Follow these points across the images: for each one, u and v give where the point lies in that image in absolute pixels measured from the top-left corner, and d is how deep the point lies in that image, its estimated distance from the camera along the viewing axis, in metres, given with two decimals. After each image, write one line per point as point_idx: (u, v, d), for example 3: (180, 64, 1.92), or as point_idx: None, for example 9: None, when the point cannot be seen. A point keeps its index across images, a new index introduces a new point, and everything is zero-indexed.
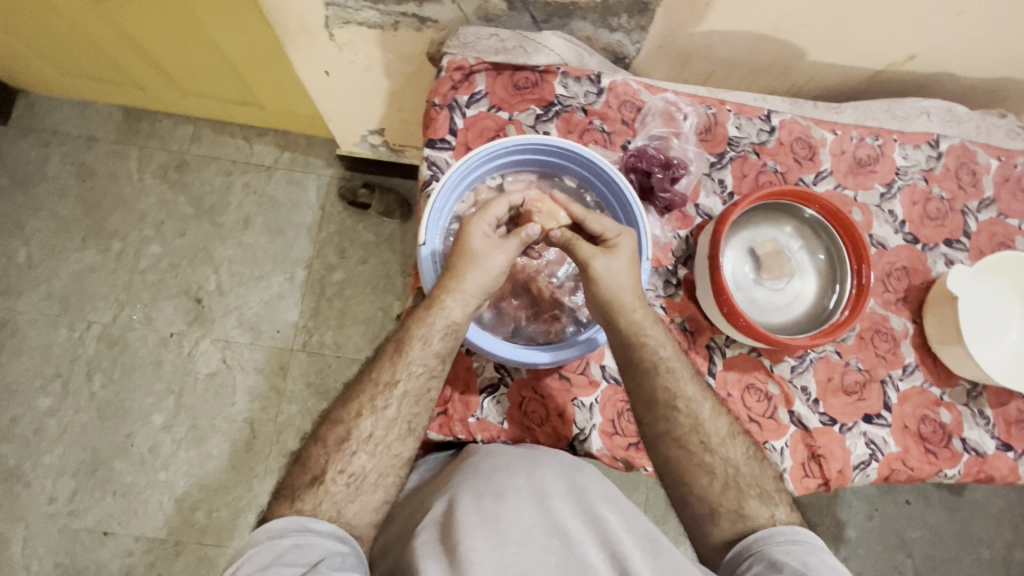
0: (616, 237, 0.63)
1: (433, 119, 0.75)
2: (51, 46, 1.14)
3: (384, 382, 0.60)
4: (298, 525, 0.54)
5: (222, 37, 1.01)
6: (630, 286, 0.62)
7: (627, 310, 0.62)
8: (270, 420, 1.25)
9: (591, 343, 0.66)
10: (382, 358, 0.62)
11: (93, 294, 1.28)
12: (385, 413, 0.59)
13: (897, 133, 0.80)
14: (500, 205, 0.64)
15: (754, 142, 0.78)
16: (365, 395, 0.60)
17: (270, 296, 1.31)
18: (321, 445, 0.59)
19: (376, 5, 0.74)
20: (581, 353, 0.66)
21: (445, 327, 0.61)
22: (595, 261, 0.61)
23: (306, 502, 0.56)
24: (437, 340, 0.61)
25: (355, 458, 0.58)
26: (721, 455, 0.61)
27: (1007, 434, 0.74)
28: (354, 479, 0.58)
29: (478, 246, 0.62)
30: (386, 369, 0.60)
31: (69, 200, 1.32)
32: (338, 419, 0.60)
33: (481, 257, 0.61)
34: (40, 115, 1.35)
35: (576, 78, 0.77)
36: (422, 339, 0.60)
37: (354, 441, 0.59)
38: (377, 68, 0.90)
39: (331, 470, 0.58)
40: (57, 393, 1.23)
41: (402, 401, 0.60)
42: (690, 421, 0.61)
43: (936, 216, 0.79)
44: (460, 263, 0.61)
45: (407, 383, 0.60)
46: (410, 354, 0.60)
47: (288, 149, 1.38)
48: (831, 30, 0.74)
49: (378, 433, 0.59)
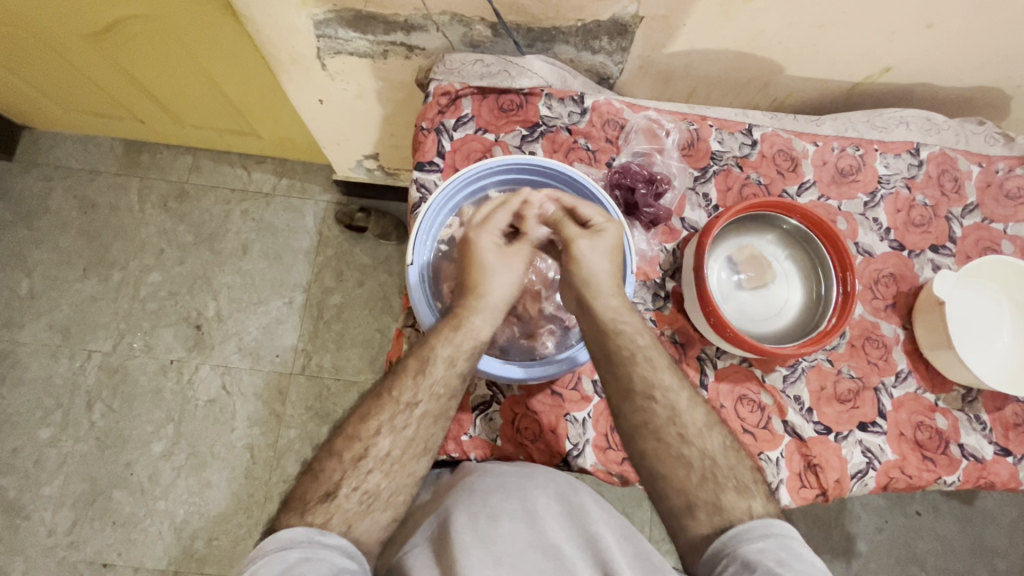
0: (604, 224, 0.66)
1: (421, 142, 0.77)
2: (53, 82, 1.17)
3: (406, 401, 0.60)
4: (309, 537, 0.53)
5: (217, 70, 1.04)
6: (609, 270, 0.64)
7: (603, 296, 0.64)
8: (270, 445, 1.24)
9: (584, 355, 0.67)
10: (403, 376, 0.61)
11: (94, 324, 1.30)
12: (394, 423, 0.60)
13: (877, 143, 0.81)
14: (500, 215, 0.66)
15: (737, 155, 0.80)
16: (374, 406, 0.60)
17: (268, 321, 1.32)
18: (337, 459, 0.59)
19: (366, 35, 0.77)
20: (568, 368, 0.66)
21: (473, 348, 0.62)
22: (579, 241, 0.65)
23: (317, 516, 0.55)
24: (462, 362, 0.61)
25: (370, 476, 0.58)
26: (725, 459, 0.61)
27: (1005, 439, 0.73)
28: (368, 498, 0.57)
29: (490, 257, 0.64)
30: (408, 387, 0.60)
31: (71, 232, 1.35)
32: (355, 434, 0.59)
33: (497, 271, 0.64)
34: (43, 150, 1.39)
35: (560, 99, 0.79)
36: (447, 360, 0.60)
37: (371, 460, 0.58)
38: (369, 96, 0.93)
39: (344, 486, 0.57)
40: (57, 423, 1.24)
41: (412, 415, 0.60)
42: (667, 412, 0.61)
43: (921, 222, 0.79)
44: (477, 276, 0.63)
45: (428, 403, 0.60)
46: (434, 374, 0.60)
47: (286, 175, 1.41)
48: (806, 46, 0.76)
49: (395, 453, 0.59)
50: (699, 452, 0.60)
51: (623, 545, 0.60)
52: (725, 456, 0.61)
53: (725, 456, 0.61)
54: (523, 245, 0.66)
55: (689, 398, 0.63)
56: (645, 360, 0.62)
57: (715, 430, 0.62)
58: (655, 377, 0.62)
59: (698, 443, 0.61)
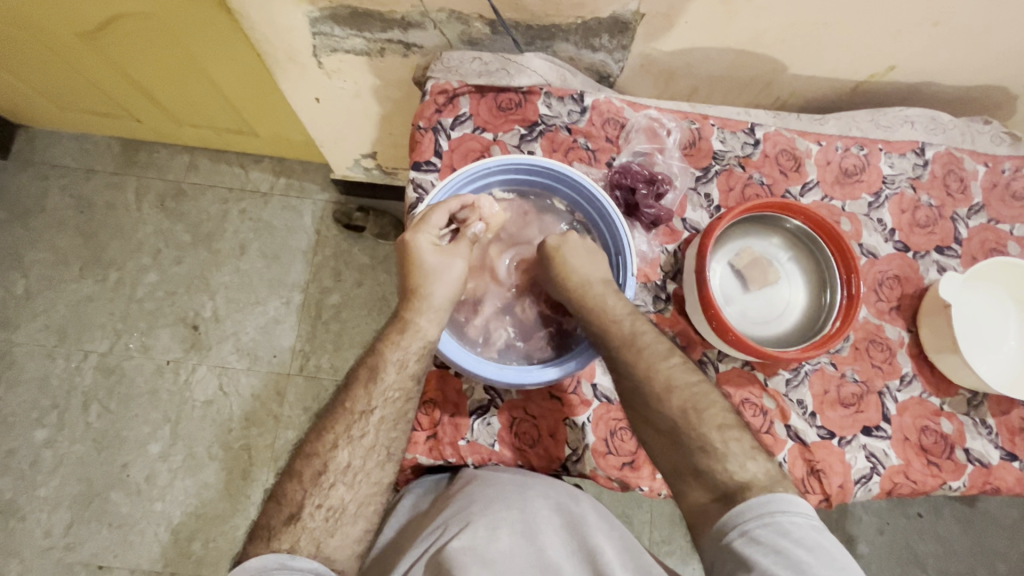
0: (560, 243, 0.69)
1: (418, 142, 0.76)
2: (47, 80, 1.16)
3: (360, 410, 0.60)
4: (277, 563, 0.52)
5: (213, 67, 1.02)
6: (598, 278, 0.67)
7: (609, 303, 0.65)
8: (267, 446, 1.23)
9: (583, 358, 0.66)
10: (354, 387, 0.61)
11: (91, 324, 1.29)
12: (363, 442, 0.59)
13: (882, 142, 0.80)
14: (438, 215, 0.64)
15: (739, 155, 0.79)
16: (339, 426, 0.59)
17: (266, 321, 1.31)
18: (297, 480, 0.58)
19: (362, 33, 0.76)
20: (572, 370, 0.65)
21: (421, 348, 0.62)
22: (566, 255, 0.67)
23: (283, 541, 0.54)
24: (411, 364, 0.61)
25: (333, 491, 0.58)
26: None
27: (1011, 443, 0.72)
28: (333, 513, 0.57)
29: (432, 260, 0.63)
30: (361, 397, 0.60)
31: (68, 231, 1.34)
32: (313, 451, 0.59)
33: (438, 271, 0.63)
34: (39, 149, 1.38)
35: (560, 98, 0.78)
36: (397, 362, 0.61)
37: (331, 473, 0.58)
38: (367, 95, 0.92)
39: (309, 506, 0.57)
40: (53, 423, 1.23)
41: (379, 428, 0.60)
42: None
43: (925, 223, 0.78)
44: (419, 278, 0.63)
45: (383, 409, 0.60)
46: (385, 379, 0.60)
47: (284, 174, 1.40)
48: (810, 44, 0.75)
49: (355, 463, 0.59)
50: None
51: (624, 559, 0.59)
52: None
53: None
54: (463, 244, 0.66)
55: None
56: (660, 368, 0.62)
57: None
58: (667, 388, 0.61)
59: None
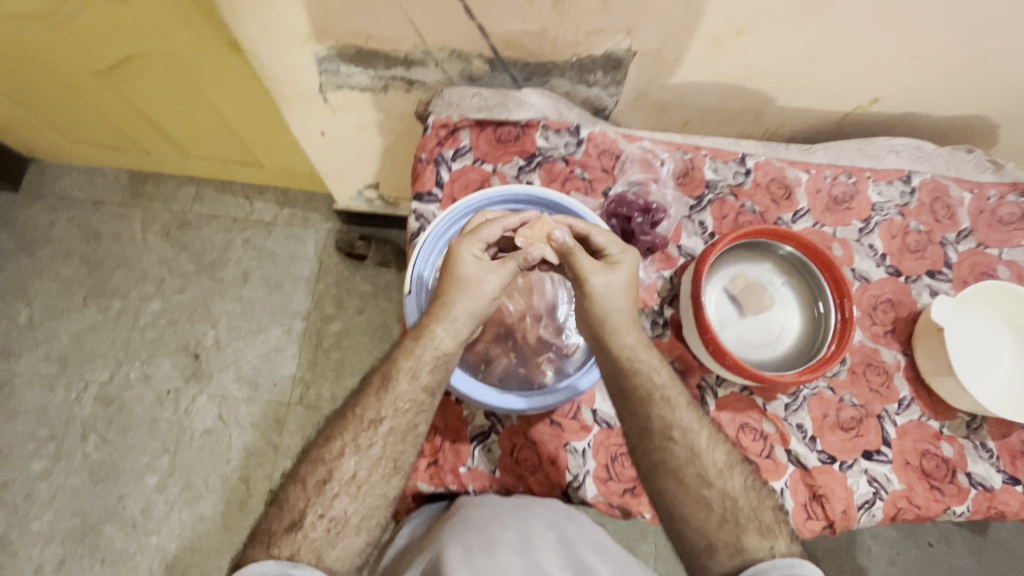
0: (619, 254, 0.64)
1: (420, 173, 0.79)
2: (61, 115, 1.19)
3: (369, 419, 0.60)
4: (280, 571, 0.53)
5: (222, 103, 1.06)
6: (625, 308, 0.63)
7: (620, 332, 0.62)
8: (266, 477, 1.22)
9: (570, 391, 0.67)
10: (366, 394, 0.61)
11: (92, 353, 1.29)
12: (369, 452, 0.59)
13: (869, 171, 0.82)
14: (490, 228, 0.63)
15: (731, 184, 0.81)
16: (347, 434, 0.60)
17: (267, 349, 1.31)
18: (302, 486, 0.59)
19: (368, 70, 0.80)
20: (562, 400, 0.66)
21: (435, 359, 0.60)
22: (593, 276, 0.62)
23: (284, 548, 0.56)
24: (424, 374, 0.60)
25: (336, 502, 0.58)
26: (720, 489, 0.60)
27: (1013, 467, 0.72)
28: (335, 525, 0.58)
29: (470, 269, 0.61)
30: (372, 406, 0.60)
31: (73, 261, 1.36)
32: (319, 458, 0.60)
33: (473, 282, 0.61)
34: (49, 181, 1.41)
35: (557, 131, 0.81)
36: (409, 373, 0.60)
37: (336, 483, 0.58)
38: (370, 128, 0.95)
39: (311, 515, 0.57)
40: (50, 454, 1.22)
41: (387, 439, 0.60)
42: (687, 453, 0.61)
43: (916, 248, 0.80)
44: (451, 289, 0.61)
45: (393, 420, 0.60)
46: (396, 388, 0.60)
47: (287, 205, 1.43)
48: (796, 78, 0.78)
49: (361, 474, 0.59)
50: (721, 494, 0.60)
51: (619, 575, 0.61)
52: (747, 498, 0.60)
53: (746, 496, 0.60)
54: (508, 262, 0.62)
55: (710, 438, 0.62)
56: (663, 400, 0.62)
57: (735, 470, 0.62)
58: (674, 416, 0.62)
59: (719, 484, 0.60)
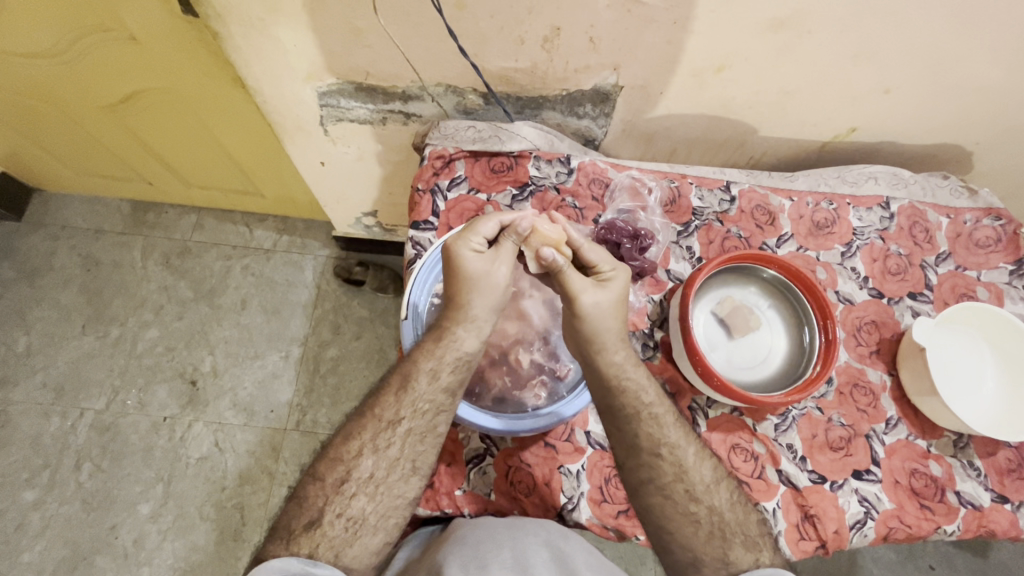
0: (610, 271, 0.65)
1: (417, 203, 0.82)
2: (66, 147, 1.23)
3: (388, 419, 0.62)
4: (302, 567, 0.53)
5: (225, 135, 1.10)
6: (615, 328, 0.64)
7: (610, 351, 0.63)
8: (261, 505, 1.21)
9: (551, 419, 0.68)
10: (386, 394, 0.63)
11: (89, 381, 1.30)
12: (388, 453, 0.61)
13: (849, 197, 0.86)
14: (488, 224, 0.64)
15: (717, 211, 0.84)
16: (367, 434, 0.61)
17: (264, 375, 1.32)
18: (320, 485, 0.60)
19: (367, 104, 0.83)
20: (542, 426, 0.67)
21: (456, 360, 0.63)
22: (583, 295, 0.62)
23: (302, 545, 0.56)
24: (445, 375, 0.63)
25: (354, 502, 0.59)
26: (706, 505, 0.62)
27: (1001, 485, 0.73)
28: (353, 524, 0.59)
29: (479, 265, 0.62)
30: (391, 405, 0.62)
31: (73, 289, 1.37)
32: (338, 457, 0.61)
33: (483, 278, 0.63)
34: (51, 211, 1.44)
35: (548, 161, 0.84)
36: (430, 373, 0.62)
37: (353, 483, 0.60)
38: (369, 158, 0.98)
39: (329, 514, 0.58)
40: (43, 484, 1.21)
41: (405, 440, 0.62)
42: (674, 469, 0.62)
43: (896, 271, 0.82)
44: (463, 287, 0.62)
45: (411, 421, 0.62)
46: (416, 390, 0.62)
47: (286, 232, 1.45)
48: (774, 110, 0.82)
49: (379, 475, 0.60)
50: (708, 510, 0.61)
51: None
52: (733, 511, 0.62)
53: (732, 511, 0.62)
54: (506, 248, 0.64)
55: (696, 455, 0.64)
56: (650, 418, 0.63)
57: (720, 485, 0.63)
58: (661, 436, 0.63)
59: (706, 500, 0.62)
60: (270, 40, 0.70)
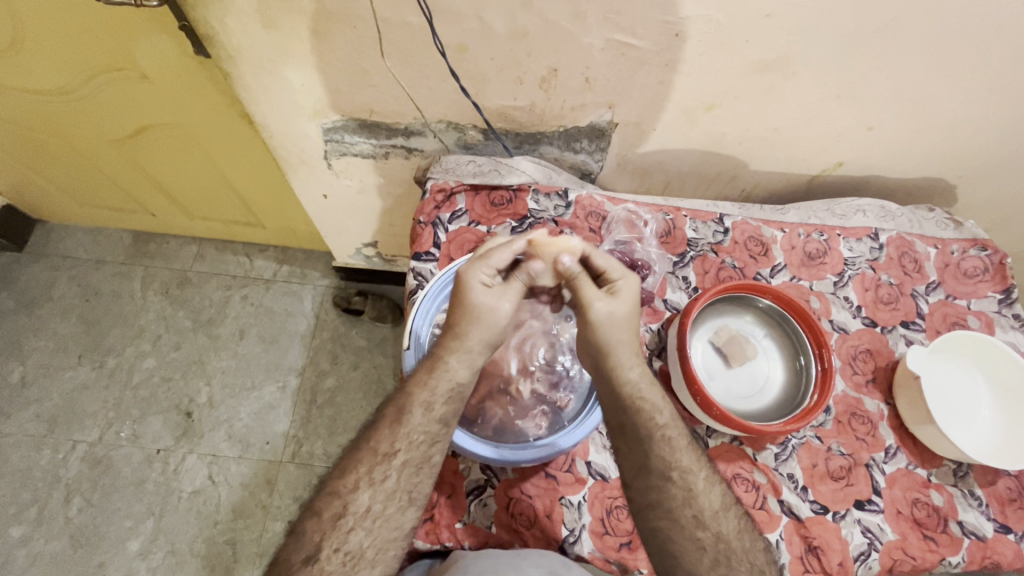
0: (620, 279, 0.66)
1: (418, 235, 0.83)
2: (73, 180, 1.25)
3: (383, 451, 0.61)
4: None
5: (229, 168, 1.12)
6: (628, 338, 0.64)
7: (623, 365, 0.64)
8: (254, 540, 1.18)
9: (549, 451, 0.68)
10: (380, 426, 0.63)
11: (82, 412, 1.28)
12: (384, 485, 0.60)
13: (839, 229, 0.88)
14: (500, 253, 0.65)
15: (711, 242, 0.86)
16: (363, 467, 0.61)
17: (260, 406, 1.31)
18: (317, 519, 0.60)
19: (370, 140, 0.86)
20: (540, 456, 0.67)
21: (449, 391, 0.63)
22: (596, 304, 0.63)
23: None
24: (439, 407, 0.63)
25: (352, 536, 0.59)
26: (714, 530, 0.62)
27: (1003, 515, 0.73)
28: (351, 558, 0.58)
29: (485, 299, 0.63)
30: (386, 437, 0.62)
31: (71, 319, 1.37)
32: (334, 491, 0.61)
33: (487, 313, 0.63)
34: (53, 242, 1.45)
35: (546, 194, 0.86)
36: (424, 405, 0.62)
37: (351, 517, 0.59)
38: (370, 191, 1.01)
39: (327, 549, 0.58)
40: (30, 520, 1.18)
41: (402, 472, 0.61)
42: (683, 494, 0.62)
43: (888, 300, 0.84)
44: (466, 320, 0.63)
45: (407, 452, 0.61)
46: (411, 422, 0.62)
47: (287, 263, 1.47)
48: (764, 146, 0.85)
49: (376, 508, 0.60)
50: (715, 537, 0.62)
51: None
52: (740, 540, 0.63)
53: (739, 539, 0.62)
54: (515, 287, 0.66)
55: (707, 479, 0.64)
56: (664, 438, 0.64)
57: (729, 513, 0.63)
58: (672, 458, 0.63)
59: (714, 527, 0.62)
60: (278, 79, 0.74)
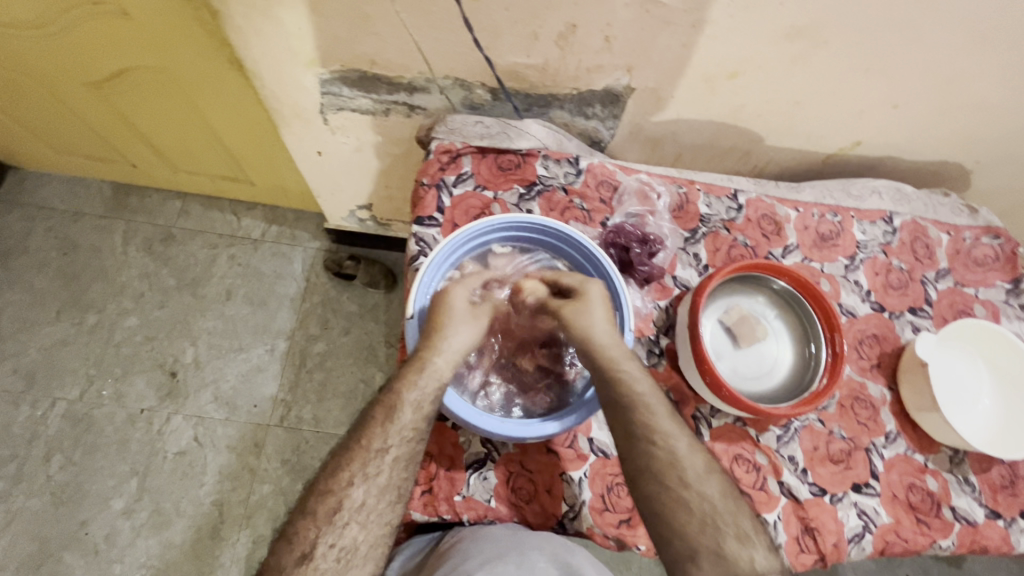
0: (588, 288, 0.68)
1: (422, 198, 0.79)
2: (47, 124, 1.17)
3: (376, 448, 0.59)
4: None
5: (217, 119, 1.06)
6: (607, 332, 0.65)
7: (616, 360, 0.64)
8: (241, 502, 1.17)
9: (583, 412, 0.66)
10: (371, 424, 0.60)
11: (62, 369, 1.24)
12: (377, 480, 0.58)
13: (853, 211, 0.86)
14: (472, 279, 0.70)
15: (724, 218, 0.84)
16: (355, 463, 0.58)
17: (248, 368, 1.28)
18: (311, 518, 0.57)
19: (369, 95, 0.81)
20: (582, 418, 0.65)
21: (437, 389, 0.61)
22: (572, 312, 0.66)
23: None
24: (428, 405, 0.61)
25: (346, 531, 0.56)
26: None
27: (994, 501, 0.74)
28: (344, 554, 0.56)
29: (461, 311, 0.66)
30: (377, 434, 0.59)
31: (48, 273, 1.31)
32: (327, 488, 0.58)
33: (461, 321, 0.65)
34: (27, 190, 1.37)
35: (557, 161, 0.83)
36: (414, 404, 0.60)
37: (345, 512, 0.57)
38: (367, 150, 0.96)
39: (321, 545, 0.56)
40: (10, 476, 1.16)
41: (393, 467, 0.59)
42: None
43: (898, 285, 0.83)
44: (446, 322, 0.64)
45: (399, 448, 0.59)
46: (401, 419, 0.60)
47: (276, 222, 1.41)
48: (784, 121, 0.82)
49: (369, 502, 0.57)
50: None
51: None
52: None
53: None
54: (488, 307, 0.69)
55: None
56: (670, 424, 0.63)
57: None
58: None
59: None
60: (274, 21, 0.67)
